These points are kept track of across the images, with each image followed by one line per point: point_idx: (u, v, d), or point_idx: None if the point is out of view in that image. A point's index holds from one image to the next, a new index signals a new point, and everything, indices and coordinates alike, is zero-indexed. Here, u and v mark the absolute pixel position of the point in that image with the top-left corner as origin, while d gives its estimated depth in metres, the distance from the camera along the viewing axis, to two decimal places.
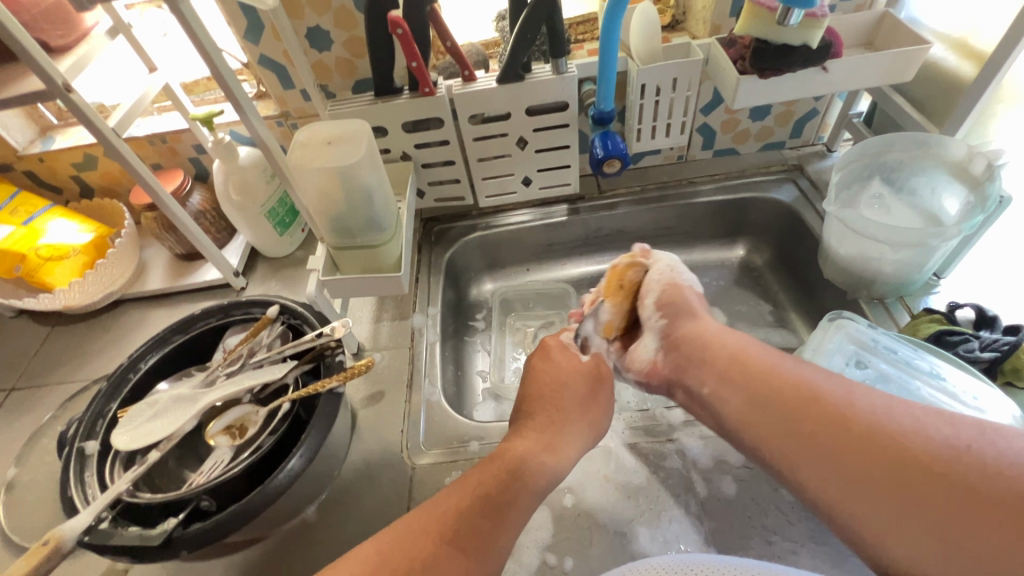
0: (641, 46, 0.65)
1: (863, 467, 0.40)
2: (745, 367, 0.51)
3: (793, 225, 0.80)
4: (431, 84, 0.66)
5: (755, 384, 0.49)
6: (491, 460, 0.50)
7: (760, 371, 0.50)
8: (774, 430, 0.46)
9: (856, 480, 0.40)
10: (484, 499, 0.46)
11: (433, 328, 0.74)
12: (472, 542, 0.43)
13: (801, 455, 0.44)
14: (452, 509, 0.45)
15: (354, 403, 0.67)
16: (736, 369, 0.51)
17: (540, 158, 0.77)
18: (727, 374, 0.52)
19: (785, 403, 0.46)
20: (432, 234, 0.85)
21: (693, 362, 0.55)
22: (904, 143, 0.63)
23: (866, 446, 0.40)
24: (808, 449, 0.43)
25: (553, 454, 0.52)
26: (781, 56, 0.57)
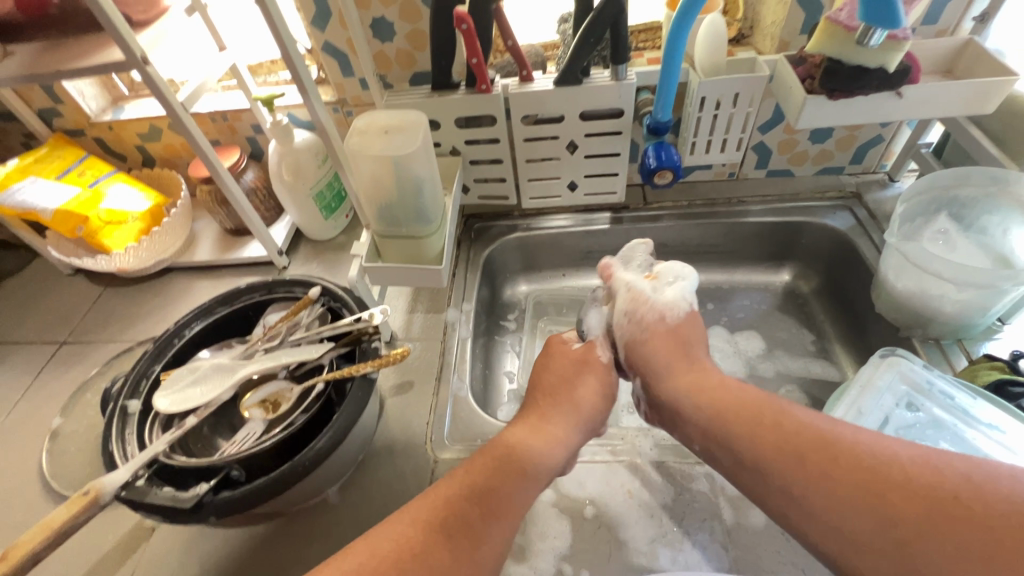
0: (705, 58, 0.64)
1: (848, 487, 0.37)
2: (713, 392, 0.49)
3: (846, 254, 0.77)
4: (488, 82, 0.66)
5: (722, 407, 0.46)
6: (483, 450, 0.48)
7: (728, 396, 0.47)
8: (758, 457, 0.42)
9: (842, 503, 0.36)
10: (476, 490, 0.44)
11: (467, 324, 0.74)
12: (461, 531, 0.41)
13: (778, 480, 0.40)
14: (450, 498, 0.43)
15: (383, 390, 0.67)
16: (701, 396, 0.49)
17: (589, 164, 0.76)
18: (696, 394, 0.49)
19: (754, 421, 0.44)
20: (472, 231, 0.86)
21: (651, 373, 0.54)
22: (978, 178, 0.60)
23: (848, 468, 0.37)
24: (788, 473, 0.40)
25: (545, 441, 0.50)
26: (852, 78, 0.55)
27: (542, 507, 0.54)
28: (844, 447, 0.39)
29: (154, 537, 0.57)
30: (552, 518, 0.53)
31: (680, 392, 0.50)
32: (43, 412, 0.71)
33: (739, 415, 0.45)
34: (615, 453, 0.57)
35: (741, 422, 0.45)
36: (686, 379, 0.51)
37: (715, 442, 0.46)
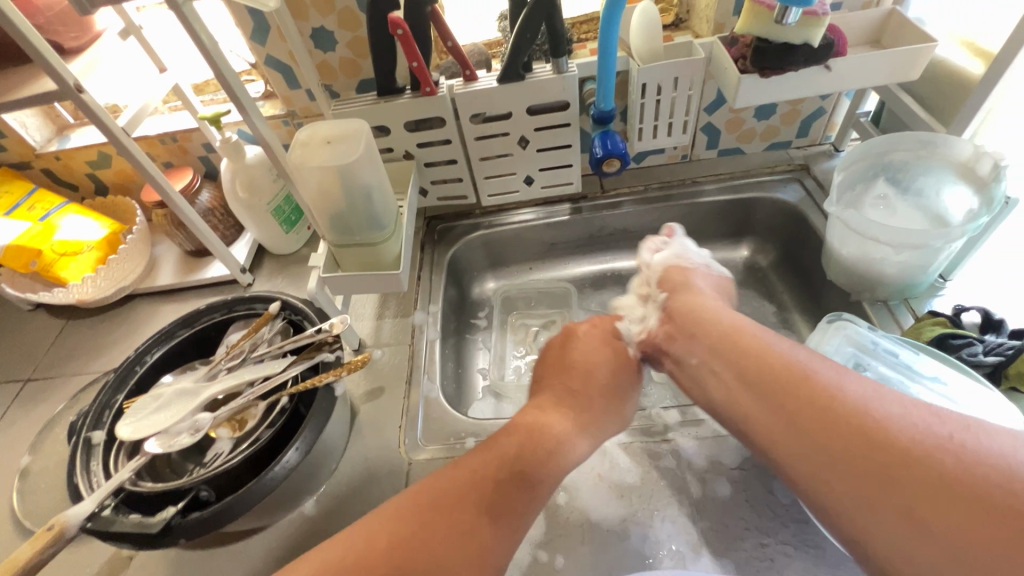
0: (641, 46, 0.65)
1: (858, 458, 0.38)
2: (739, 346, 0.49)
3: (799, 226, 0.79)
4: (431, 84, 0.67)
5: (745, 363, 0.48)
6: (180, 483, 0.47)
7: (755, 350, 0.48)
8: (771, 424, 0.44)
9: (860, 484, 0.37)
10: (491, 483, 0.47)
11: (434, 326, 0.75)
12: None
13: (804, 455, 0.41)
14: (488, 477, 0.47)
15: (355, 398, 0.68)
16: (724, 348, 0.50)
17: (542, 157, 0.77)
18: (718, 347, 0.51)
19: (772, 377, 0.45)
20: (435, 233, 0.86)
21: (684, 335, 0.55)
22: (908, 143, 0.62)
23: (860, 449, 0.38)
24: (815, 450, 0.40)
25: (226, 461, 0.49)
26: (783, 56, 0.57)
27: None
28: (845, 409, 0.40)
29: (131, 565, 0.57)
30: None
31: (712, 341, 0.52)
32: (11, 452, 0.70)
33: (766, 378, 0.46)
34: None
35: (768, 391, 0.45)
36: (719, 328, 0.53)
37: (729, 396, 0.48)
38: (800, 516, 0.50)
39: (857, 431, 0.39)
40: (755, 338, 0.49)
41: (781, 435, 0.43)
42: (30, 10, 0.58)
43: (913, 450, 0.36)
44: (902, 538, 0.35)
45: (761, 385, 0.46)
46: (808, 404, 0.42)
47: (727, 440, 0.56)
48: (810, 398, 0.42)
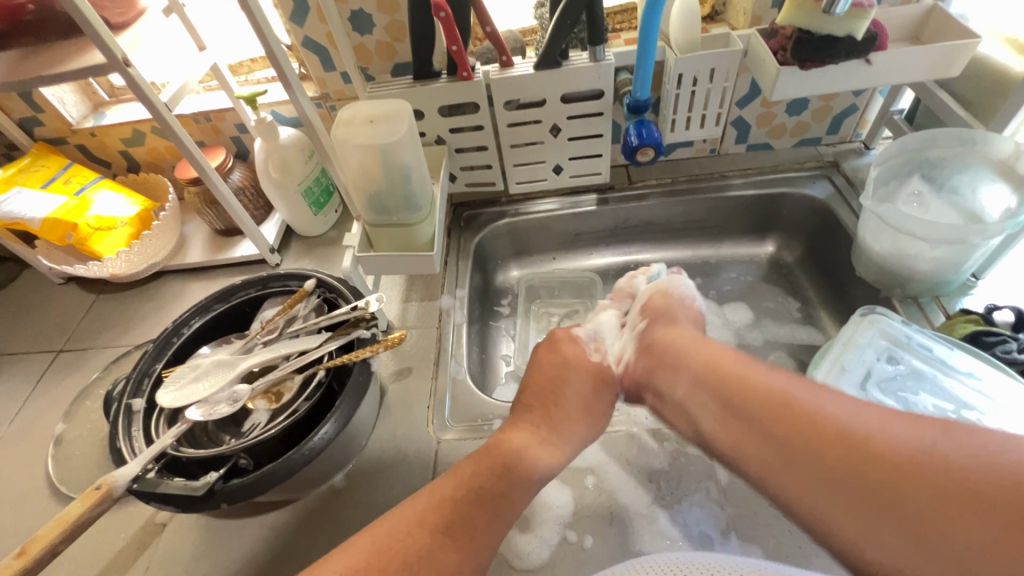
0: (679, 36, 0.65)
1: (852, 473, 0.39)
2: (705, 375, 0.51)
3: (827, 222, 0.79)
4: (469, 68, 0.67)
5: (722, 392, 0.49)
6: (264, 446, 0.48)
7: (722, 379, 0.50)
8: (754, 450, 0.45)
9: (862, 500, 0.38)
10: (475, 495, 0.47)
11: (461, 310, 0.76)
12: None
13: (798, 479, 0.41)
14: (446, 500, 0.47)
15: (383, 378, 0.69)
16: (703, 376, 0.51)
17: (572, 146, 0.77)
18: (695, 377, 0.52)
19: (751, 404, 0.46)
20: (461, 219, 0.87)
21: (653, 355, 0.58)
22: (948, 139, 0.62)
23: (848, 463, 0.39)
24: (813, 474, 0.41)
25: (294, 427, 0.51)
26: (824, 47, 0.57)
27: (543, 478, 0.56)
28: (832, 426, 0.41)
29: (166, 532, 0.58)
30: (554, 489, 0.55)
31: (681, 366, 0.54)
32: (46, 419, 0.71)
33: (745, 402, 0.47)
34: (612, 424, 0.59)
35: (749, 417, 0.46)
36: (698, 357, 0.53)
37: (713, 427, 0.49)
38: None
39: (847, 448, 0.39)
40: (734, 364, 0.50)
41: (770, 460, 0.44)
42: None
43: (904, 459, 0.37)
44: (909, 548, 0.35)
45: (749, 413, 0.46)
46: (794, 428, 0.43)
47: None
48: (792, 423, 0.43)
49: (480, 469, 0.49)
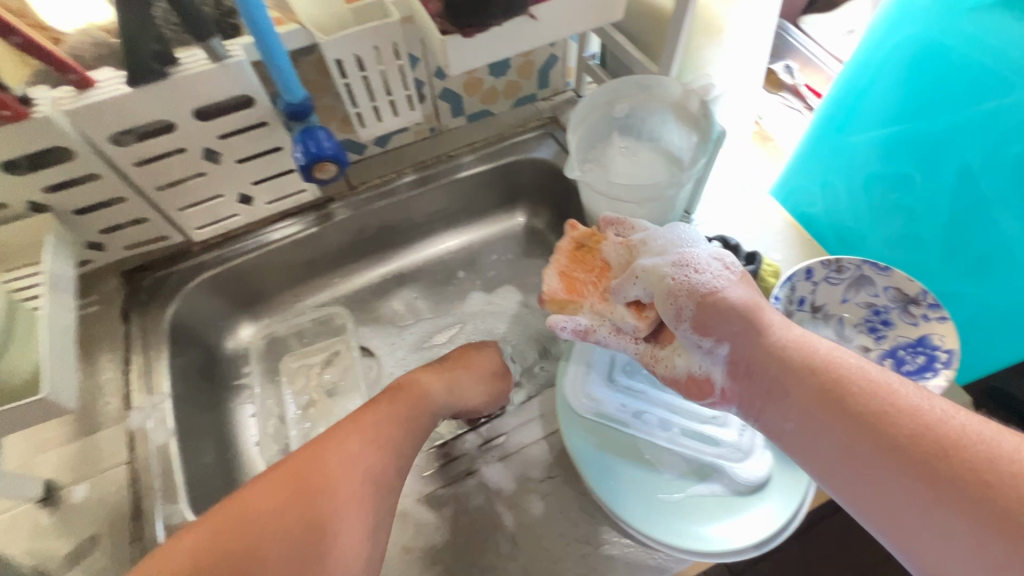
0: (311, 12, 0.52)
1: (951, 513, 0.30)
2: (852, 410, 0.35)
3: (561, 183, 0.76)
4: (13, 104, 0.44)
5: (863, 436, 0.34)
6: (215, 516, 0.39)
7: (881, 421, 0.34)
8: (849, 479, 0.35)
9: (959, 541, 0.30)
10: (310, 477, 0.41)
11: (165, 421, 0.56)
12: None
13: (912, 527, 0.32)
14: None
15: (54, 569, 0.47)
16: (897, 437, 0.33)
17: (247, 169, 0.60)
18: (814, 415, 0.36)
19: (893, 451, 0.32)
20: (141, 292, 0.65)
21: (762, 380, 0.40)
22: (630, 87, 0.60)
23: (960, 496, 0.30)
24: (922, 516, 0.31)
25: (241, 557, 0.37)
26: (476, 12, 0.48)
27: None
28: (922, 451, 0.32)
29: None
30: None
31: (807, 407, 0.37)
32: None
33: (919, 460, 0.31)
34: None
35: (874, 459, 0.33)
36: (856, 392, 0.35)
37: (811, 450, 0.37)
38: None
39: (925, 474, 0.31)
40: (900, 406, 0.33)
41: (872, 497, 0.34)
42: None
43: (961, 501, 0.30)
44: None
45: (878, 463, 0.33)
46: (905, 455, 0.32)
47: (532, 449, 0.52)
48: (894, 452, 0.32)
49: (284, 483, 0.40)
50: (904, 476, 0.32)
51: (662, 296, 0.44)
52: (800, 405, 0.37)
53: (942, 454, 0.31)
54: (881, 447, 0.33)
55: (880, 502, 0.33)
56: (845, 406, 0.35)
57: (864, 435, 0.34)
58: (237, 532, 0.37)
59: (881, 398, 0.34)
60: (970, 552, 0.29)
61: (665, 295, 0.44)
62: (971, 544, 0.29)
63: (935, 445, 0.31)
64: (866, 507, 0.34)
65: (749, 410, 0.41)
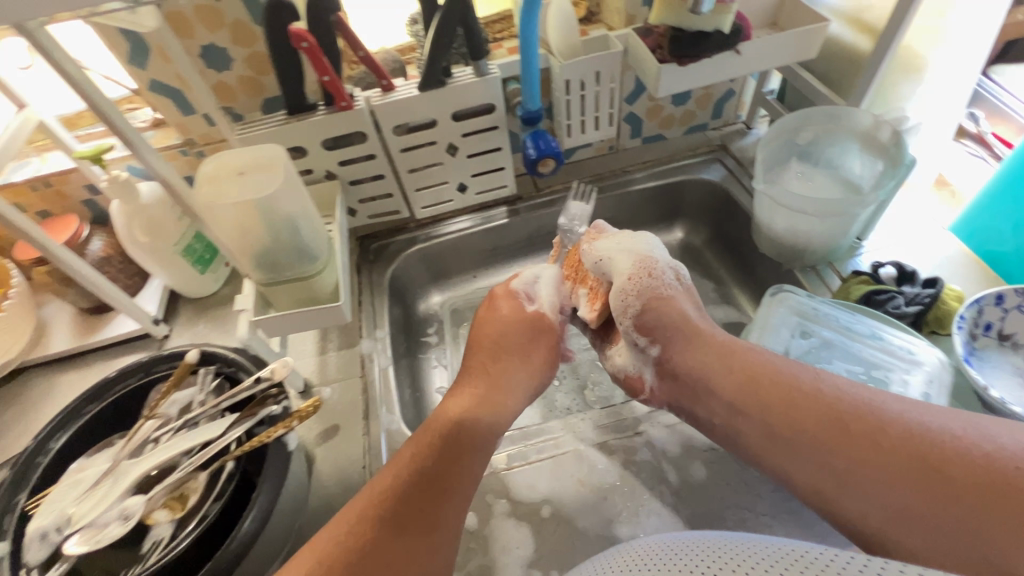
0: (559, 42, 0.65)
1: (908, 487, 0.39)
2: (824, 421, 0.45)
3: (725, 204, 0.83)
4: (347, 98, 0.62)
5: (837, 444, 0.43)
6: (424, 430, 0.51)
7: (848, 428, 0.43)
8: (826, 482, 0.43)
9: (922, 509, 0.39)
10: (439, 446, 0.49)
11: (384, 352, 0.71)
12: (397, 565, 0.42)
13: (881, 514, 0.40)
14: None
15: (308, 443, 0.62)
16: (855, 438, 0.43)
17: (472, 163, 0.75)
18: (785, 436, 0.46)
19: (858, 451, 0.42)
20: (370, 253, 0.82)
21: (700, 395, 0.53)
22: (817, 117, 0.66)
23: (914, 473, 0.39)
24: (885, 496, 0.40)
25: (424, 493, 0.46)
26: (697, 44, 0.58)
27: (499, 519, 0.54)
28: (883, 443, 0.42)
29: None
30: (511, 529, 0.53)
31: (767, 425, 0.48)
32: None
33: (876, 454, 0.41)
34: (559, 445, 0.58)
35: (846, 459, 0.43)
36: (813, 411, 0.46)
37: (791, 467, 0.46)
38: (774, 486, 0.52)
39: (887, 462, 0.41)
40: (854, 416, 0.44)
41: (849, 497, 0.42)
42: None
43: (917, 476, 0.39)
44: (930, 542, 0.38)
45: (847, 462, 0.42)
46: (868, 450, 0.42)
47: None
48: (860, 454, 0.42)
49: (426, 444, 0.49)
50: (875, 469, 0.41)
51: (618, 294, 0.57)
52: (775, 429, 0.47)
53: (893, 447, 0.41)
54: (848, 451, 0.43)
55: (861, 502, 0.41)
56: (814, 426, 0.45)
57: (838, 444, 0.43)
58: (402, 475, 0.47)
59: (840, 414, 0.45)
60: (931, 518, 0.38)
61: (619, 293, 0.56)
62: (932, 513, 0.38)
63: (886, 439, 0.42)
64: (842, 510, 0.42)
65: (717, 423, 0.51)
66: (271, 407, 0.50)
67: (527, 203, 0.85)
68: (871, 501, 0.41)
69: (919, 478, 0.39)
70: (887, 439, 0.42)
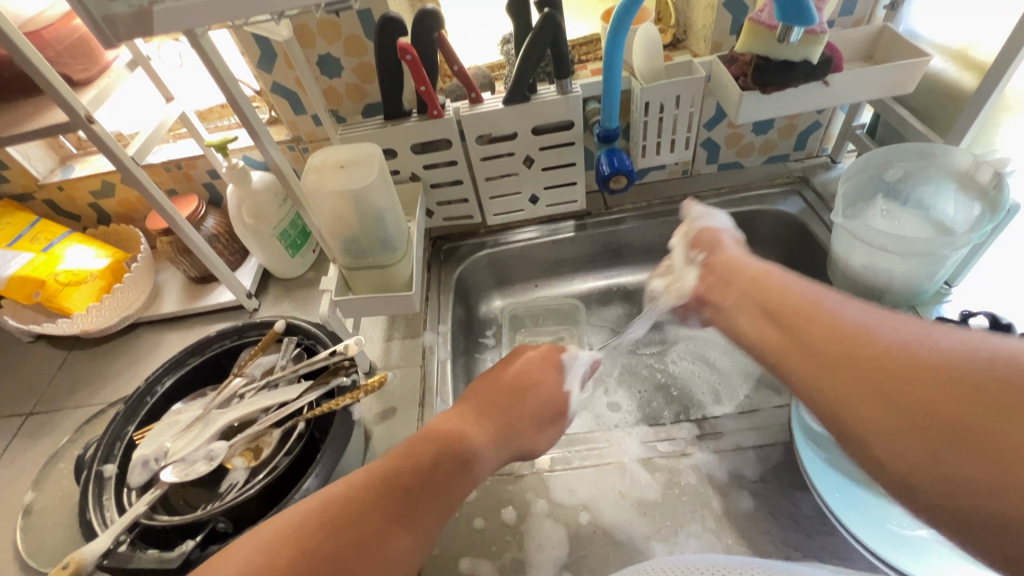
0: (643, 65, 0.67)
1: (902, 398, 0.31)
2: (813, 342, 0.39)
3: (802, 236, 0.81)
4: (439, 107, 0.68)
5: (823, 360, 0.37)
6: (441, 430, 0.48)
7: (841, 342, 0.37)
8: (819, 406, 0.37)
9: (919, 419, 0.30)
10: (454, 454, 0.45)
11: (445, 346, 0.74)
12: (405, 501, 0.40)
13: (875, 431, 0.32)
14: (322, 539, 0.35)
15: (368, 420, 0.67)
16: (843, 350, 0.36)
17: (546, 176, 0.78)
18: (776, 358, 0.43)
19: (847, 360, 0.35)
20: (441, 253, 0.87)
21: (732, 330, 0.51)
22: (909, 153, 0.63)
23: (906, 379, 0.31)
24: (872, 410, 0.32)
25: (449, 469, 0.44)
26: (783, 72, 0.58)
27: (536, 518, 0.55)
28: (874, 349, 0.34)
29: None
30: (548, 529, 0.54)
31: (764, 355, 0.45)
32: (16, 486, 0.67)
33: (862, 364, 0.34)
34: (603, 455, 0.59)
35: (832, 374, 0.36)
36: (807, 330, 0.40)
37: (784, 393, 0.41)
38: (826, 529, 0.50)
39: (875, 371, 0.33)
40: (855, 330, 0.37)
41: (844, 417, 0.35)
42: (39, 43, 0.59)
43: (914, 384, 0.31)
44: (929, 463, 0.29)
45: (833, 379, 0.36)
46: (859, 358, 0.35)
47: (748, 453, 0.57)
48: (846, 368, 0.35)
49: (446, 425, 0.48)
50: (868, 382, 0.33)
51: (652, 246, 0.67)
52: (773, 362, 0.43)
53: (883, 355, 0.33)
54: (835, 366, 0.36)
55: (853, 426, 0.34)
56: (806, 346, 0.39)
57: (825, 359, 0.37)
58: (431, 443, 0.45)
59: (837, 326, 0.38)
60: (923, 431, 0.30)
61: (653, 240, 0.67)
62: (931, 426, 0.29)
63: (881, 345, 0.34)
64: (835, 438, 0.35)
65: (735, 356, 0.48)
66: (343, 378, 0.56)
67: (596, 220, 0.87)
68: (860, 422, 0.33)
69: (910, 387, 0.31)
70: (880, 347, 0.34)
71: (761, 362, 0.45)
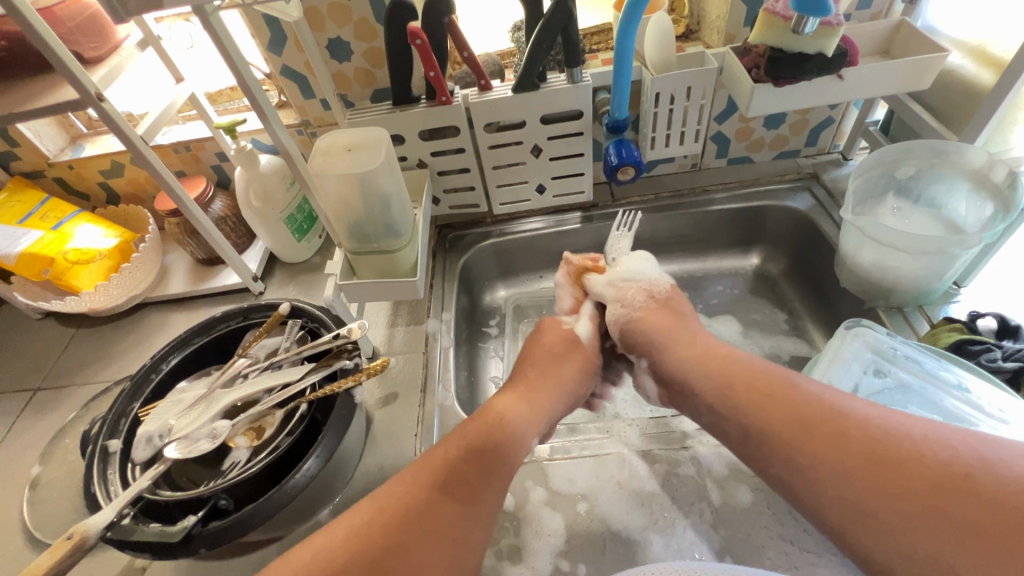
0: (654, 55, 0.66)
1: (894, 474, 0.40)
2: (796, 406, 0.47)
3: (809, 233, 0.80)
4: (447, 93, 0.68)
5: (811, 421, 0.45)
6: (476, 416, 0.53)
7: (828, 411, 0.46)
8: (798, 451, 0.45)
9: (899, 490, 0.39)
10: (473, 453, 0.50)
11: (447, 333, 0.75)
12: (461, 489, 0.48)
13: (854, 484, 0.41)
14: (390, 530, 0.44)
15: (369, 405, 0.67)
16: (835, 419, 0.44)
17: (554, 166, 0.78)
18: (754, 405, 0.49)
19: (835, 427, 0.44)
20: (446, 241, 0.87)
21: (692, 374, 0.55)
22: (921, 151, 0.62)
23: (898, 461, 0.40)
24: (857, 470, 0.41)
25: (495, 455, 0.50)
26: (797, 64, 0.57)
27: (534, 505, 0.55)
28: (860, 421, 0.44)
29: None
30: (545, 517, 0.54)
31: (729, 400, 0.51)
32: (24, 459, 0.68)
33: (847, 434, 0.43)
34: (603, 446, 0.59)
35: (820, 432, 0.44)
36: (793, 393, 0.48)
37: (762, 442, 0.47)
38: None
39: (869, 441, 0.42)
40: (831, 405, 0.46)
41: (827, 468, 0.42)
42: (51, 20, 0.58)
43: (899, 461, 0.40)
44: (904, 531, 0.38)
45: (825, 443, 0.43)
46: (846, 430, 0.43)
47: None
48: (842, 435, 0.43)
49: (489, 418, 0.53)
50: (859, 448, 0.42)
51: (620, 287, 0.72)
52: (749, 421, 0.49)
53: (871, 435, 0.43)
54: (829, 430, 0.44)
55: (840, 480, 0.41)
56: (796, 409, 0.47)
57: (814, 419, 0.45)
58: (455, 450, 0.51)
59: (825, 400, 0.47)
60: (905, 505, 0.39)
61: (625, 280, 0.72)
62: (908, 500, 0.39)
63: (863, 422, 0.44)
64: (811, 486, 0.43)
65: (700, 408, 0.54)
66: (345, 361, 0.56)
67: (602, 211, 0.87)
68: (845, 478, 0.41)
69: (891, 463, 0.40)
70: (871, 425, 0.43)
71: (734, 408, 0.50)
